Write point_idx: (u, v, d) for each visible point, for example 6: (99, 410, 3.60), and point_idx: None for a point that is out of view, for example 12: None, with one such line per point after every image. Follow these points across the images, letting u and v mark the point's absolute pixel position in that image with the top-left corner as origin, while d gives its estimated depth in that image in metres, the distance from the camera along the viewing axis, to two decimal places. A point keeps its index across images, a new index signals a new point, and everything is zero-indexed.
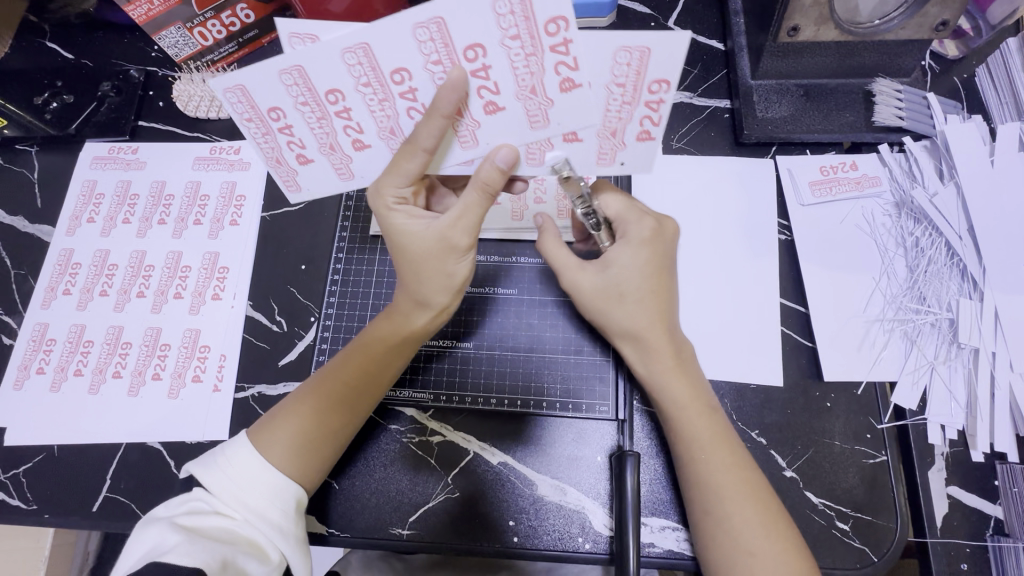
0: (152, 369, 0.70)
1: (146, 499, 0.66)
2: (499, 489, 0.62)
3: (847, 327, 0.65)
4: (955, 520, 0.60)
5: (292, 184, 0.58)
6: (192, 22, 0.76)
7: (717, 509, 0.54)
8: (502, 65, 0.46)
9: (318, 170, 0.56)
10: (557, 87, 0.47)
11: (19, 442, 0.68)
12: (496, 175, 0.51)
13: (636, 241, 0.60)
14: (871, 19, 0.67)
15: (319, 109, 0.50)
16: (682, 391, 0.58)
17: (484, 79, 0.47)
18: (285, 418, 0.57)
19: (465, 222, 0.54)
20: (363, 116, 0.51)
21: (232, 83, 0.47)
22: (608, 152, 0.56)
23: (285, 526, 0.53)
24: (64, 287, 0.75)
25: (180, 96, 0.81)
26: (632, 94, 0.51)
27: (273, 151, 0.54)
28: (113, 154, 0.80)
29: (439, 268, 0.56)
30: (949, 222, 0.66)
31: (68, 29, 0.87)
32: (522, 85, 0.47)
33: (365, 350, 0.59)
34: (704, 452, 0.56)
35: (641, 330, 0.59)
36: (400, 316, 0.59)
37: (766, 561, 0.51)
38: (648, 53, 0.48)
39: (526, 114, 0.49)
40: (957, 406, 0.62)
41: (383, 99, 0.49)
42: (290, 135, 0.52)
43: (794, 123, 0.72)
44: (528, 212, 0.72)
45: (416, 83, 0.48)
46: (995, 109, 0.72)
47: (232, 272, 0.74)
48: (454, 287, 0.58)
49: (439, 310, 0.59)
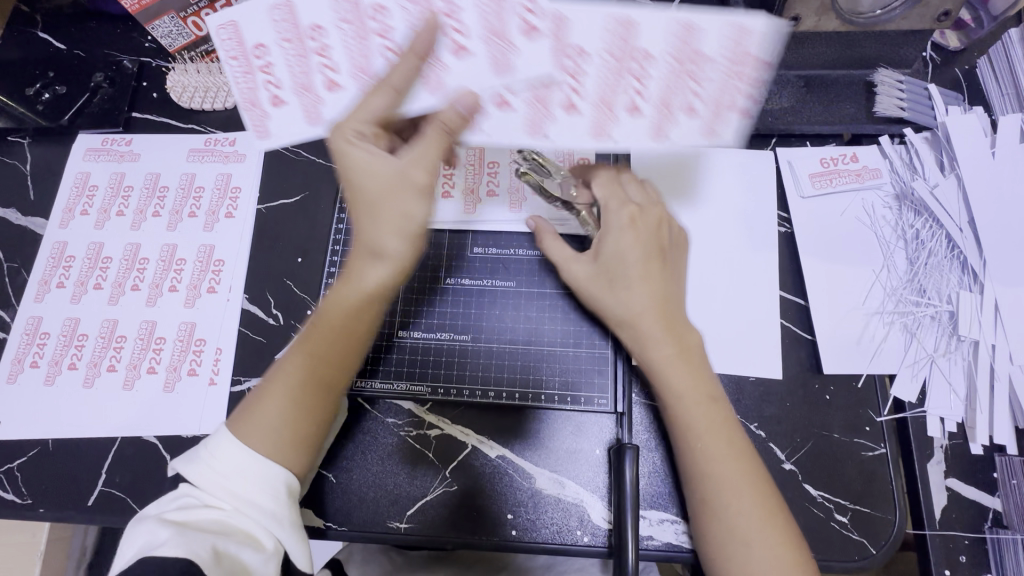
0: (148, 362, 0.70)
1: (141, 493, 0.65)
2: (496, 482, 0.62)
3: (846, 320, 0.65)
4: (954, 513, 0.60)
5: (261, 129, 0.57)
6: (186, 12, 0.75)
7: (716, 498, 0.53)
8: (471, 11, 0.54)
9: (290, 113, 0.57)
10: (518, 31, 0.54)
11: (13, 436, 0.67)
12: (454, 116, 0.52)
13: (617, 228, 0.61)
14: (873, 9, 0.65)
15: (301, 47, 0.56)
16: (683, 378, 0.57)
17: (455, 21, 0.54)
18: (260, 406, 0.55)
19: (425, 156, 0.52)
20: (338, 52, 0.56)
21: (225, 20, 0.56)
22: (711, 126, 0.55)
23: (279, 513, 0.52)
24: (58, 280, 0.74)
25: (175, 87, 0.81)
26: (739, 59, 0.54)
27: (249, 92, 0.57)
28: (106, 145, 0.79)
29: (397, 208, 0.52)
30: (950, 213, 0.66)
31: (60, 20, 0.86)
32: (487, 28, 0.54)
33: (326, 316, 0.56)
34: (702, 441, 0.55)
35: (637, 314, 0.59)
36: (353, 274, 0.55)
37: (762, 551, 0.51)
38: (745, 32, 0.53)
39: (488, 57, 0.54)
40: (957, 398, 0.62)
41: (360, 36, 0.56)
42: (268, 73, 0.56)
43: (795, 114, 0.72)
44: (527, 203, 0.71)
45: (392, 22, 0.55)
46: (996, 101, 0.71)
47: (227, 265, 0.74)
48: (413, 234, 0.53)
49: (395, 262, 0.54)
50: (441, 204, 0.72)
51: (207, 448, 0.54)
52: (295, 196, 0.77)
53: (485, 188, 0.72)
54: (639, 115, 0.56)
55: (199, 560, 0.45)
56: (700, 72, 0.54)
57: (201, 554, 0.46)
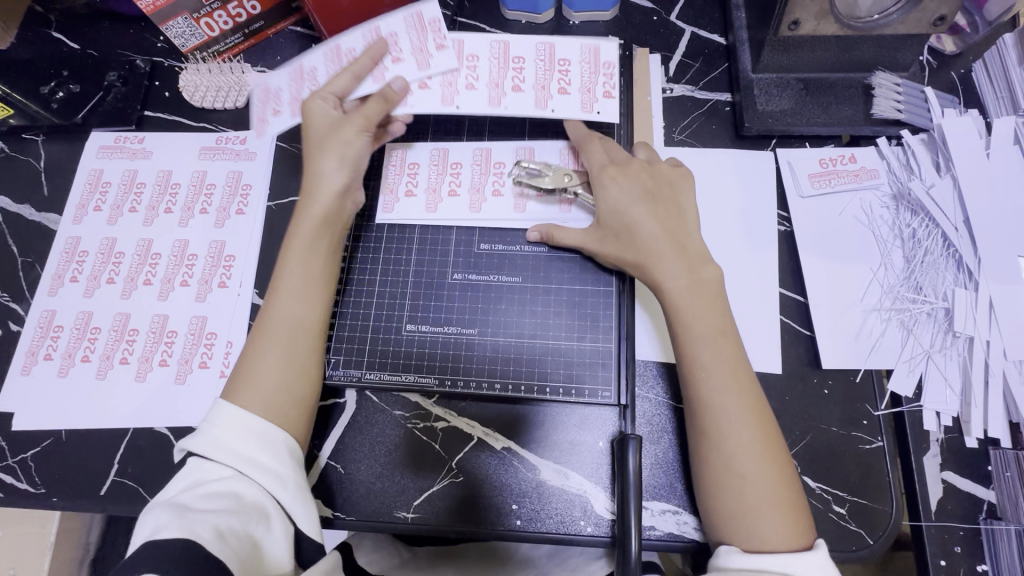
0: (159, 355, 0.71)
1: (153, 484, 0.67)
2: (502, 474, 0.63)
3: (844, 317, 0.66)
4: (950, 505, 0.61)
5: (260, 131, 0.74)
6: (199, 13, 0.77)
7: (716, 431, 0.55)
8: (403, 34, 0.71)
9: (283, 121, 0.73)
10: (435, 47, 0.71)
11: (27, 427, 0.69)
12: (393, 92, 0.69)
13: (603, 188, 0.66)
14: (870, 14, 0.68)
15: (299, 75, 0.73)
16: (700, 317, 0.59)
17: (395, 48, 0.71)
18: (243, 365, 0.59)
19: (366, 116, 0.67)
20: (324, 75, 0.72)
21: (258, 81, 0.74)
22: (587, 103, 0.71)
23: (289, 480, 0.55)
24: (71, 275, 0.75)
25: (187, 87, 0.82)
26: (594, 65, 0.73)
27: (259, 113, 0.74)
28: (119, 143, 0.81)
29: (342, 143, 0.66)
30: (946, 213, 0.67)
31: (74, 20, 0.88)
32: (418, 47, 0.71)
33: (285, 253, 0.64)
34: (706, 371, 0.57)
35: (648, 253, 0.62)
36: (307, 203, 0.65)
37: (756, 481, 0.53)
38: (598, 48, 0.73)
39: (417, 64, 0.71)
40: (953, 393, 0.63)
41: (340, 63, 0.72)
42: (275, 98, 0.73)
43: (795, 116, 0.73)
44: (529, 206, 0.72)
45: (356, 48, 0.72)
46: (991, 104, 0.73)
47: (238, 260, 0.75)
48: (351, 160, 0.66)
49: (339, 184, 0.66)
50: (448, 203, 0.73)
51: (209, 423, 0.56)
52: None
53: (491, 188, 0.74)
54: (523, 92, 0.72)
55: (200, 539, 0.46)
56: (567, 66, 0.73)
57: (201, 534, 0.46)
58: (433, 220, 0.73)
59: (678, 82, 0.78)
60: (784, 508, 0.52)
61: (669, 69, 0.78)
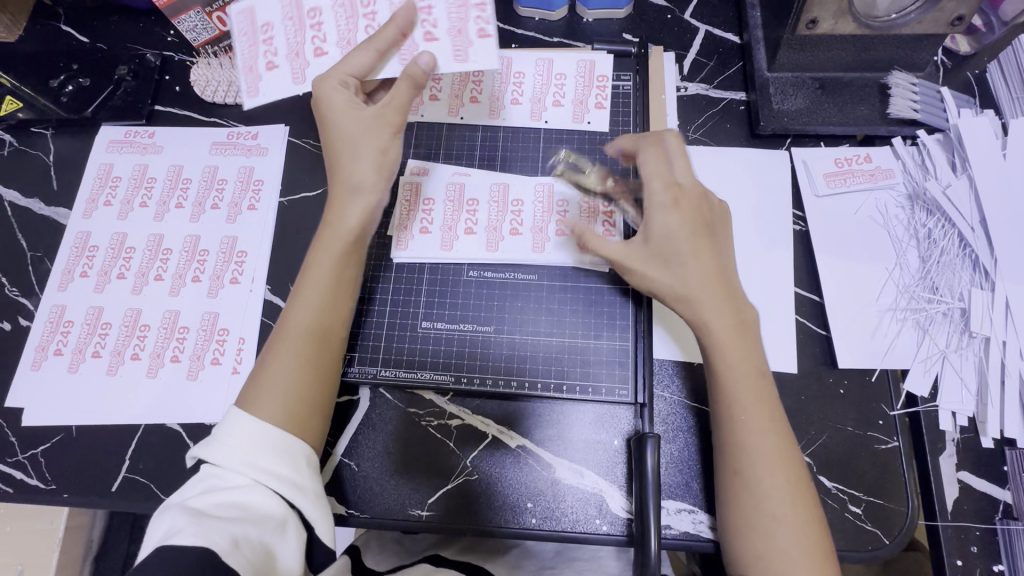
0: (171, 351, 0.70)
1: (165, 480, 0.66)
2: (518, 474, 0.63)
3: (860, 316, 0.66)
4: (965, 505, 0.61)
5: (252, 90, 0.65)
6: (212, 7, 0.77)
7: (750, 473, 0.54)
8: (441, 9, 0.62)
9: (278, 77, 0.65)
10: (475, 32, 0.62)
11: (38, 423, 0.68)
12: (423, 68, 0.60)
13: (662, 208, 0.61)
14: (888, 13, 0.67)
15: (298, 23, 0.65)
16: (737, 354, 0.58)
17: (428, 17, 0.62)
18: (261, 374, 0.58)
19: (396, 105, 0.61)
20: (331, 29, 0.64)
21: (245, 7, 0.66)
22: (579, 114, 0.75)
23: (300, 483, 0.54)
24: (81, 270, 0.75)
25: (199, 81, 0.82)
26: (590, 80, 0.76)
27: (250, 59, 0.65)
28: (129, 138, 0.80)
29: (377, 148, 0.61)
30: (962, 213, 0.67)
31: (83, 13, 0.87)
32: (453, 25, 0.62)
33: (311, 268, 0.61)
34: (746, 414, 0.56)
35: (692, 286, 0.59)
36: (336, 219, 0.62)
37: (789, 529, 0.52)
38: (593, 63, 0.77)
39: (452, 48, 0.62)
40: (968, 393, 0.63)
41: (349, 15, 0.64)
42: (268, 45, 0.65)
43: (810, 115, 0.73)
44: (550, 244, 0.70)
45: (377, 7, 0.64)
46: (1006, 104, 0.73)
47: (250, 256, 0.75)
48: (383, 167, 0.62)
49: (369, 197, 0.62)
50: (466, 242, 0.71)
51: (222, 429, 0.55)
52: (317, 189, 0.78)
53: (509, 226, 0.71)
54: (520, 106, 0.76)
55: (218, 547, 0.46)
56: (563, 79, 0.77)
57: (220, 542, 0.47)
58: (447, 260, 0.70)
59: (693, 81, 0.77)
60: (811, 550, 0.52)
61: (683, 67, 0.78)
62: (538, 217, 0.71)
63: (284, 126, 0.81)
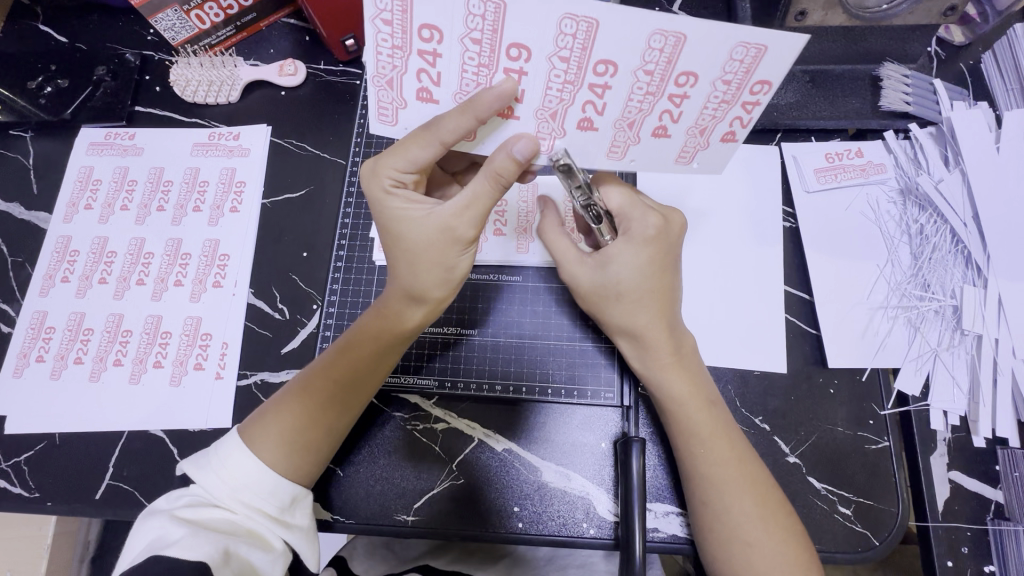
0: (153, 357, 0.70)
1: (150, 486, 0.66)
2: (504, 479, 0.62)
3: (851, 315, 0.65)
4: (957, 505, 0.60)
5: (385, 113, 0.50)
6: (189, 5, 0.75)
7: (717, 501, 0.54)
8: (698, 100, 0.48)
9: (429, 111, 0.50)
10: (720, 135, 0.51)
11: (19, 431, 0.68)
12: (510, 166, 0.48)
13: (638, 239, 0.57)
14: (879, 4, 0.64)
15: (489, 57, 0.44)
16: (678, 386, 0.57)
17: (674, 105, 0.48)
18: (280, 416, 0.55)
19: (473, 213, 0.51)
20: (534, 85, 0.46)
21: None
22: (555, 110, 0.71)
23: (284, 516, 0.54)
24: (62, 274, 0.74)
25: (178, 80, 0.79)
26: None
27: (387, 70, 0.46)
28: (109, 139, 0.79)
29: (440, 260, 0.53)
30: (955, 209, 0.66)
31: (60, 13, 0.85)
32: (698, 124, 0.50)
33: (353, 350, 0.57)
34: (704, 447, 0.56)
35: (642, 327, 0.58)
36: (392, 314, 0.57)
37: (764, 551, 0.52)
38: None
39: (680, 148, 0.52)
40: (959, 392, 0.62)
41: (570, 80, 0.46)
42: (428, 63, 0.45)
43: (800, 109, 0.72)
44: (535, 245, 0.70)
45: (615, 80, 0.46)
46: (1001, 96, 0.71)
47: (233, 260, 0.74)
48: (454, 281, 0.55)
49: (433, 305, 0.57)
50: None
51: (215, 455, 0.54)
52: (299, 190, 0.77)
53: (493, 226, 0.70)
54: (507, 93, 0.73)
55: (211, 561, 0.47)
56: None
57: (212, 555, 0.47)
58: None
59: None
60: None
61: None
62: (523, 216, 0.71)
63: (266, 126, 0.79)
